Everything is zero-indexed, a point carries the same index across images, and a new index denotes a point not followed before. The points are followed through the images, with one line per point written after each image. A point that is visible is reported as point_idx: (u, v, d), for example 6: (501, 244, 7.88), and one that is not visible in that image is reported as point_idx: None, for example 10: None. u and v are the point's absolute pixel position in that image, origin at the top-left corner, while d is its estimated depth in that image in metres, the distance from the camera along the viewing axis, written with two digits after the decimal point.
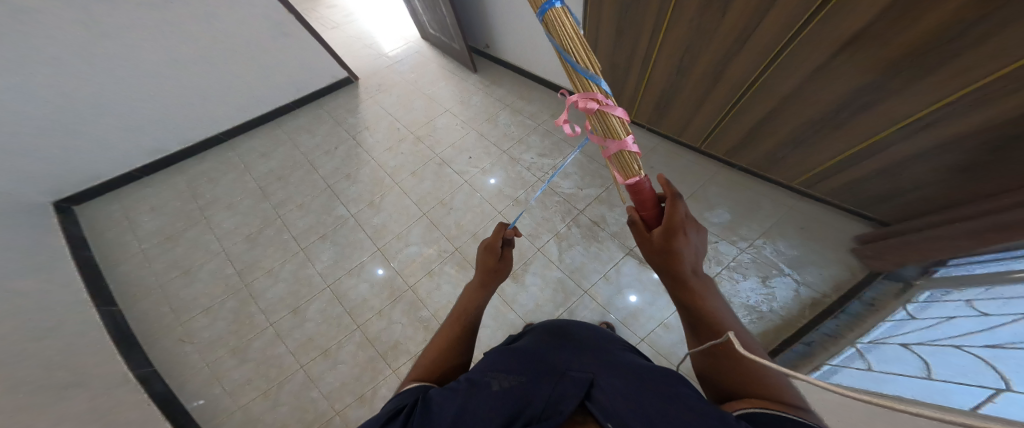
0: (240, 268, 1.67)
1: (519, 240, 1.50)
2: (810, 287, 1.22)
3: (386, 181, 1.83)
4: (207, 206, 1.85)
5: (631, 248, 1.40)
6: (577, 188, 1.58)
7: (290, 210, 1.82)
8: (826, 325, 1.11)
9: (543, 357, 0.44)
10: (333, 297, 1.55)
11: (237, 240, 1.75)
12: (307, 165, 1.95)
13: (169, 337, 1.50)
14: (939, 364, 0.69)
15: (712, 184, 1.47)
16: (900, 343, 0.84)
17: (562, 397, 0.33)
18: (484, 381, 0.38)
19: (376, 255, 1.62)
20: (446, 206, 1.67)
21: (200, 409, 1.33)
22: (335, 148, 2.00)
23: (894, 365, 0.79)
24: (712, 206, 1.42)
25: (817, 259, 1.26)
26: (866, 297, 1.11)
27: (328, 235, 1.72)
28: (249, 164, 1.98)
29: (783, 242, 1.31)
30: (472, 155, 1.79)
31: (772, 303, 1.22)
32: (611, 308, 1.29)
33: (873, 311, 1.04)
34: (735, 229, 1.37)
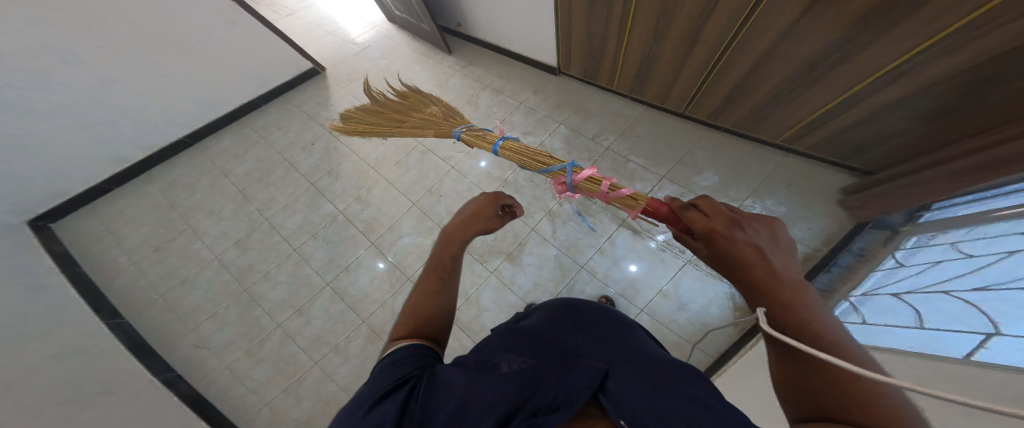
0: (236, 273, 1.67)
1: (513, 221, 1.50)
2: (801, 243, 1.26)
3: (370, 174, 1.78)
4: (191, 214, 1.80)
5: (624, 219, 1.40)
6: None
7: (276, 212, 1.78)
8: (820, 280, 1.15)
9: (563, 328, 0.46)
10: (334, 295, 1.56)
11: (227, 246, 1.73)
12: (285, 164, 1.88)
13: (182, 345, 1.52)
14: (932, 312, 0.73)
15: (700, 148, 1.45)
16: (892, 293, 0.87)
17: (574, 389, 0.33)
18: (494, 361, 0.39)
19: (371, 251, 1.62)
20: (435, 194, 1.65)
21: (228, 408, 1.39)
22: (311, 144, 1.92)
23: (890, 317, 0.83)
24: (701, 170, 1.41)
25: (806, 214, 1.28)
26: (856, 247, 1.12)
27: (318, 233, 1.70)
28: (226, 168, 1.90)
29: (772, 199, 1.32)
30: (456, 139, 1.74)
31: None
32: (608, 280, 1.32)
33: (862, 262, 1.05)
34: (725, 191, 1.37)
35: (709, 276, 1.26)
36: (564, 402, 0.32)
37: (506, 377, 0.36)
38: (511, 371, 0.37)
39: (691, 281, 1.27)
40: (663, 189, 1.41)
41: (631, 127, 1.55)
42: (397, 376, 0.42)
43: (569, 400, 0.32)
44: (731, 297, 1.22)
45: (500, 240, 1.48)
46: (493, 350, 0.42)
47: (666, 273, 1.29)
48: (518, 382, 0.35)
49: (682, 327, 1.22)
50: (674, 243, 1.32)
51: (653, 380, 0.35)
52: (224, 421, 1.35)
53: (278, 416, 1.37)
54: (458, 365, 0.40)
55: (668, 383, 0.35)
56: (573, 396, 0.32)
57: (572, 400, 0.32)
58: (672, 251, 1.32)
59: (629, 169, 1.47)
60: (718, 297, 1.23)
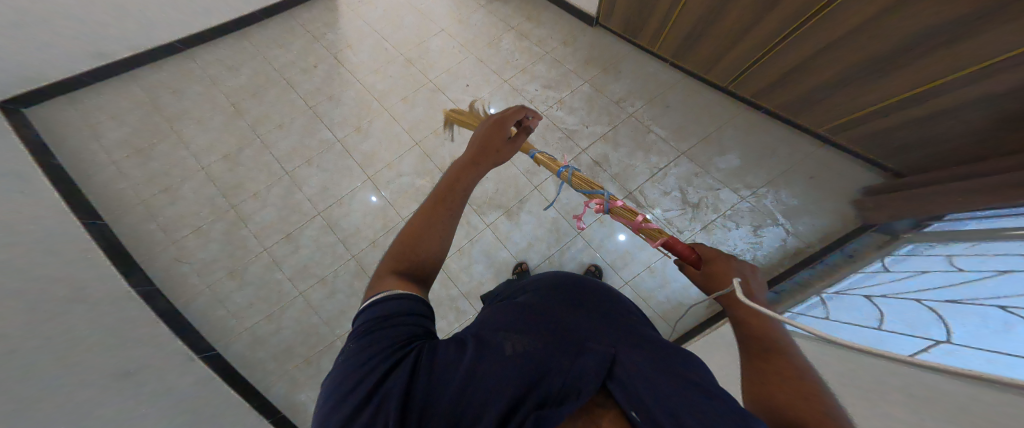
0: (224, 189, 1.62)
1: (517, 175, 1.46)
2: (798, 238, 1.28)
3: (373, 105, 1.68)
4: (177, 121, 1.69)
5: (631, 191, 1.37)
6: (582, 124, 1.47)
7: (269, 131, 1.69)
8: (801, 273, 1.19)
9: (560, 304, 0.44)
10: (325, 225, 1.54)
11: (215, 158, 1.66)
12: (282, 82, 1.76)
13: (163, 257, 1.51)
14: (891, 316, 0.78)
15: (729, 127, 1.41)
16: (863, 294, 0.94)
17: (581, 375, 0.32)
18: (495, 341, 0.38)
19: (366, 185, 1.57)
20: (440, 136, 1.59)
21: (206, 327, 1.42)
22: (314, 65, 1.78)
23: (850, 313, 0.90)
24: (723, 151, 1.39)
25: (813, 210, 1.29)
26: (848, 248, 1.17)
27: (314, 159, 1.64)
28: (220, 76, 1.77)
29: (787, 191, 1.32)
30: (470, 82, 1.64)
31: (756, 252, 1.28)
32: (601, 250, 1.34)
33: (850, 263, 1.11)
34: (741, 176, 1.35)
35: None
36: (573, 387, 0.31)
37: (507, 362, 0.34)
38: (515, 353, 0.35)
39: None
40: (677, 166, 1.38)
41: (662, 96, 1.48)
42: (388, 338, 0.36)
43: (576, 387, 0.31)
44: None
45: (500, 195, 1.45)
46: (495, 330, 0.41)
47: (661, 249, 1.30)
48: (519, 365, 0.34)
49: (659, 303, 1.26)
50: (675, 222, 1.32)
51: (661, 364, 0.34)
52: (202, 338, 1.38)
53: (258, 340, 1.41)
54: (459, 341, 0.38)
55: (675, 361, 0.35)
56: (580, 382, 0.32)
57: (581, 385, 0.31)
58: (671, 229, 1.32)
59: (648, 141, 1.42)
60: None
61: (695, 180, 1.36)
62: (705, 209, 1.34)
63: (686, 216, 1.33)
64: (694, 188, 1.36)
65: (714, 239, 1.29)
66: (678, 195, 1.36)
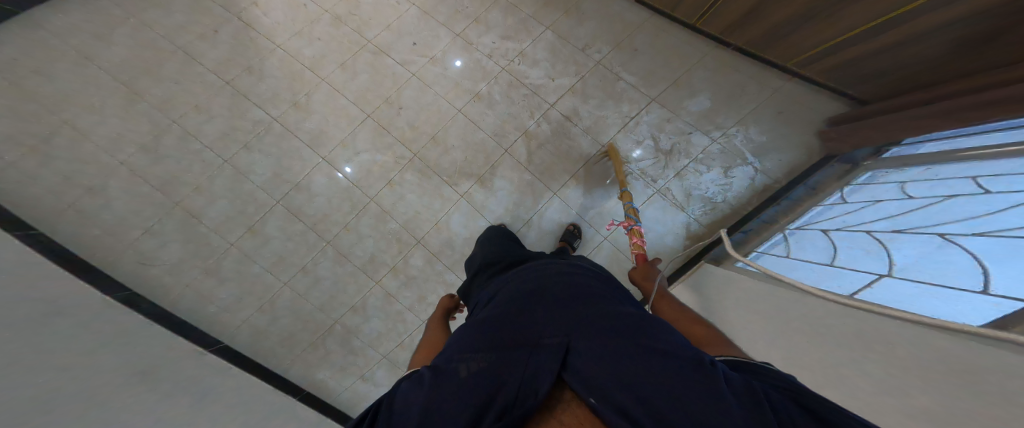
0: (159, 184, 1.44)
1: (483, 140, 1.39)
2: (766, 174, 1.29)
3: (305, 75, 1.47)
4: (62, 108, 1.38)
5: (603, 144, 1.35)
6: (549, 78, 1.39)
7: (186, 114, 1.46)
8: (768, 211, 1.24)
9: (514, 318, 0.55)
10: (289, 214, 1.45)
11: (133, 150, 1.43)
12: (179, 52, 1.47)
13: (125, 262, 1.39)
14: (843, 250, 0.90)
15: (700, 68, 1.34)
16: (820, 229, 1.04)
17: (536, 378, 0.42)
18: (453, 367, 0.45)
19: (323, 167, 1.45)
20: (393, 105, 1.44)
21: (203, 324, 1.41)
22: (213, 29, 1.48)
23: (809, 251, 1.00)
24: (694, 92, 1.33)
25: (781, 145, 1.29)
26: (812, 181, 1.21)
27: (252, 143, 1.46)
28: (99, 48, 1.42)
29: (755, 128, 1.31)
30: (417, 40, 1.45)
31: (726, 194, 1.30)
32: (579, 209, 1.37)
33: (812, 195, 1.17)
34: (713, 117, 1.32)
35: (672, 207, 1.32)
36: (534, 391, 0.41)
37: (473, 384, 0.41)
38: (471, 373, 0.43)
39: (654, 212, 1.32)
40: (649, 113, 1.34)
41: (629, 38, 1.38)
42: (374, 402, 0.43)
43: (533, 390, 0.41)
44: (686, 226, 1.31)
45: (470, 163, 1.40)
46: (458, 358, 0.48)
47: (636, 202, 1.32)
48: (484, 381, 0.41)
49: None
50: (648, 172, 1.32)
51: (597, 348, 0.44)
52: (204, 332, 1.38)
53: (259, 332, 1.44)
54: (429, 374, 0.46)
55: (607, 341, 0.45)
56: (536, 385, 0.41)
57: (541, 387, 0.41)
58: (644, 180, 1.32)
59: (618, 90, 1.36)
60: (676, 227, 1.31)
61: (667, 126, 1.33)
62: (676, 156, 1.33)
63: (659, 164, 1.33)
64: (666, 134, 1.33)
65: (687, 185, 1.31)
66: (650, 143, 1.33)
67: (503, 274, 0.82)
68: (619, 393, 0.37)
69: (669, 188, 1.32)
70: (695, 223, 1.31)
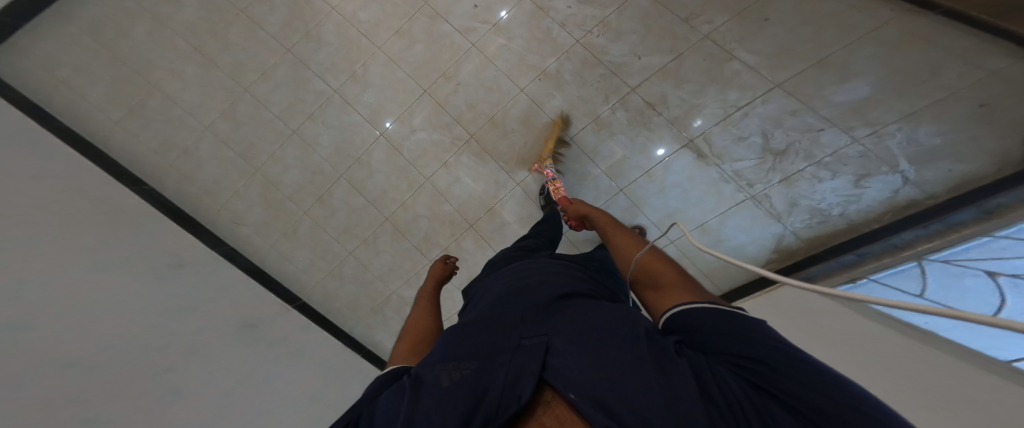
0: (239, 151, 1.53)
1: (548, 125, 1.29)
2: (918, 187, 1.02)
3: (362, 42, 1.40)
4: (151, 74, 1.46)
5: (690, 139, 1.21)
6: (634, 55, 1.20)
7: (255, 81, 1.48)
8: (905, 234, 0.98)
9: (495, 323, 0.51)
10: (352, 188, 1.49)
11: (214, 117, 1.50)
12: (240, 15, 1.44)
13: (219, 220, 1.54)
14: (1014, 304, 0.67)
15: (871, 42, 1.04)
16: (985, 271, 0.76)
17: (519, 380, 0.37)
18: (433, 376, 0.39)
19: (381, 143, 1.44)
20: (450, 80, 1.34)
21: (285, 281, 1.57)
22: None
23: (958, 297, 0.78)
24: (848, 77, 1.07)
25: (962, 151, 0.95)
26: (993, 203, 0.84)
27: (316, 115, 1.48)
28: (172, 10, 1.42)
29: (932, 124, 0.99)
30: (478, 2, 1.27)
31: (847, 207, 1.12)
32: (646, 208, 1.28)
33: (983, 220, 0.83)
34: (866, 112, 1.06)
35: (765, 216, 1.20)
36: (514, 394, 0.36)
37: (446, 387, 0.36)
38: (452, 380, 0.37)
39: (740, 220, 1.22)
40: (766, 103, 1.14)
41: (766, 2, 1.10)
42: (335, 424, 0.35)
43: (517, 393, 0.36)
44: (778, 238, 1.20)
45: (530, 149, 1.31)
46: (433, 362, 0.43)
47: (719, 207, 1.22)
48: (467, 387, 0.36)
49: (707, 261, 1.27)
50: (743, 175, 1.19)
51: (581, 343, 0.40)
52: (285, 289, 1.55)
53: (330, 293, 1.58)
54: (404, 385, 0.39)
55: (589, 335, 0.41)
56: (520, 387, 0.37)
57: (519, 388, 0.37)
58: (736, 183, 1.20)
59: (726, 73, 1.15)
60: (764, 237, 1.21)
61: (789, 120, 1.13)
62: (792, 157, 1.15)
63: (763, 166, 1.17)
64: (785, 130, 1.13)
65: (795, 192, 1.15)
66: (758, 140, 1.16)
67: (490, 284, 0.79)
68: (599, 385, 0.33)
69: (768, 196, 1.18)
70: (790, 236, 1.19)
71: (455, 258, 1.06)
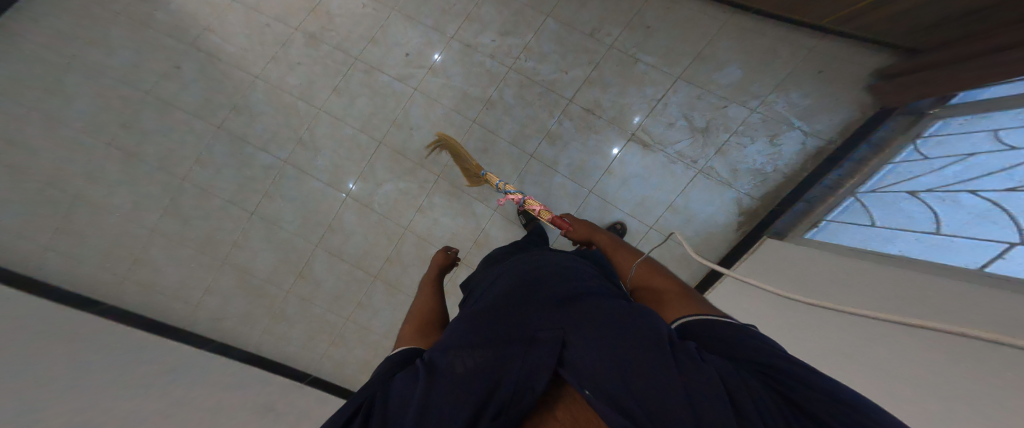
0: (197, 245, 1.47)
1: (505, 148, 1.35)
2: (817, 137, 1.20)
3: (298, 106, 1.49)
4: (97, 182, 1.43)
5: (633, 132, 1.28)
6: (560, 71, 1.30)
7: (189, 168, 1.48)
8: (832, 174, 1.15)
9: (512, 308, 0.49)
10: (330, 256, 1.45)
11: (155, 214, 1.46)
12: (158, 103, 1.49)
13: (200, 319, 1.46)
14: (953, 215, 0.82)
15: (722, 36, 1.22)
16: (906, 191, 0.97)
17: (534, 372, 0.37)
18: (446, 366, 0.39)
19: (349, 203, 1.41)
20: (402, 127, 1.40)
21: (287, 365, 1.47)
22: (173, 66, 1.49)
23: (901, 219, 0.93)
24: (722, 64, 1.23)
25: (829, 105, 1.19)
26: (875, 137, 1.11)
27: (270, 190, 1.47)
28: (118, 116, 1.46)
29: (799, 89, 1.20)
30: (410, 50, 1.40)
31: (777, 163, 1.23)
32: (618, 203, 1.31)
33: (877, 153, 1.09)
34: (748, 87, 1.22)
35: (720, 185, 1.26)
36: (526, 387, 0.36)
37: (458, 381, 0.36)
38: (464, 373, 0.37)
39: (700, 193, 1.27)
40: (676, 92, 1.25)
41: (640, 15, 1.26)
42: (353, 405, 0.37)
43: (530, 386, 0.36)
44: (738, 202, 1.26)
45: (495, 175, 1.36)
46: (444, 350, 0.43)
47: (679, 186, 1.27)
48: (478, 382, 0.36)
49: (690, 238, 1.29)
50: (687, 154, 1.26)
51: (603, 337, 0.39)
52: (292, 370, 1.46)
53: (339, 365, 1.50)
54: (417, 374, 0.40)
55: (613, 326, 0.41)
56: (534, 379, 0.37)
57: (534, 380, 0.37)
58: (683, 163, 1.27)
59: (635, 72, 1.25)
60: (726, 203, 1.26)
61: (700, 103, 1.24)
62: (715, 131, 1.25)
63: (697, 143, 1.26)
64: (700, 111, 1.25)
65: (732, 159, 1.24)
66: (684, 122, 1.26)
67: (500, 267, 0.78)
68: (618, 388, 0.32)
69: (713, 167, 1.26)
70: (746, 197, 1.25)
71: (456, 244, 1.05)
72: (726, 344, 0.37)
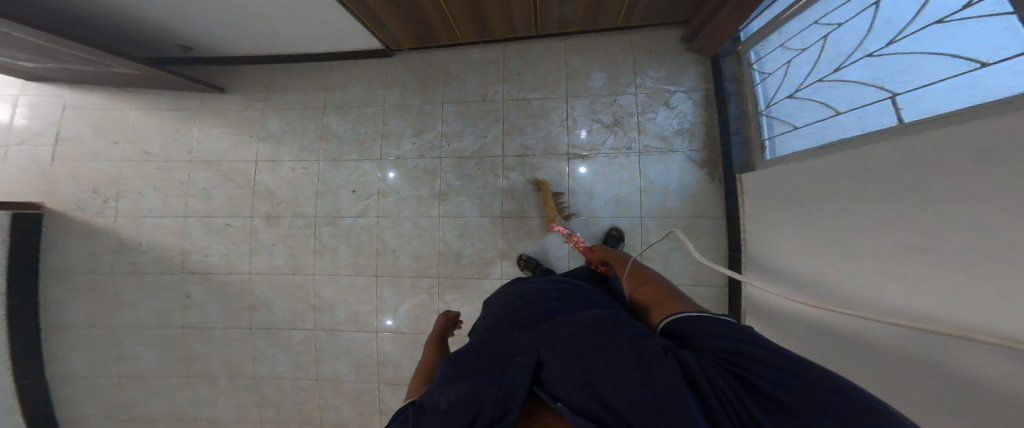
0: (294, 419, 1.63)
1: (478, 221, 1.44)
2: (696, 89, 1.33)
3: (293, 279, 1.62)
4: (200, 404, 1.72)
5: (568, 153, 1.37)
6: (481, 138, 1.44)
7: (251, 367, 1.68)
8: (730, 111, 1.27)
9: (496, 339, 0.57)
10: (394, 384, 1.52)
11: (250, 411, 1.68)
12: (200, 328, 1.72)
13: None
14: (838, 97, 0.93)
15: (572, 55, 1.40)
16: (785, 96, 1.10)
17: (513, 392, 0.45)
18: (436, 400, 0.46)
19: (383, 335, 1.53)
20: (387, 253, 1.52)
21: None
22: (187, 296, 1.73)
23: (805, 114, 1.02)
24: (588, 73, 1.39)
25: (678, 69, 1.34)
26: (727, 74, 1.29)
27: (318, 356, 1.60)
28: (184, 350, 1.74)
29: (650, 68, 1.36)
30: (354, 187, 1.55)
31: (687, 119, 1.33)
32: (597, 214, 1.35)
33: (740, 84, 1.26)
34: (617, 79, 1.37)
35: (664, 155, 1.32)
36: (508, 409, 0.44)
37: (447, 410, 0.44)
38: (449, 404, 0.44)
39: (656, 167, 1.32)
40: (574, 108, 1.38)
41: (507, 69, 1.45)
42: None
43: (509, 407, 0.44)
44: (688, 160, 1.31)
45: (485, 249, 1.43)
46: (434, 387, 0.50)
47: (635, 173, 1.33)
48: (464, 408, 0.43)
49: (678, 208, 1.31)
50: (619, 146, 1.34)
51: (573, 353, 0.47)
52: None
53: None
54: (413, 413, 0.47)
55: (580, 343, 0.49)
56: (512, 401, 0.44)
57: (513, 402, 0.44)
58: (622, 153, 1.34)
59: (535, 108, 1.41)
60: (680, 165, 1.32)
61: (595, 106, 1.37)
62: (625, 121, 1.35)
63: (619, 135, 1.35)
64: (603, 111, 1.36)
65: (653, 132, 1.33)
66: (598, 125, 1.37)
67: (491, 308, 0.84)
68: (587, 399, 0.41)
69: (646, 144, 1.33)
70: (691, 152, 1.31)
71: (455, 312, 1.04)
72: (685, 339, 0.47)
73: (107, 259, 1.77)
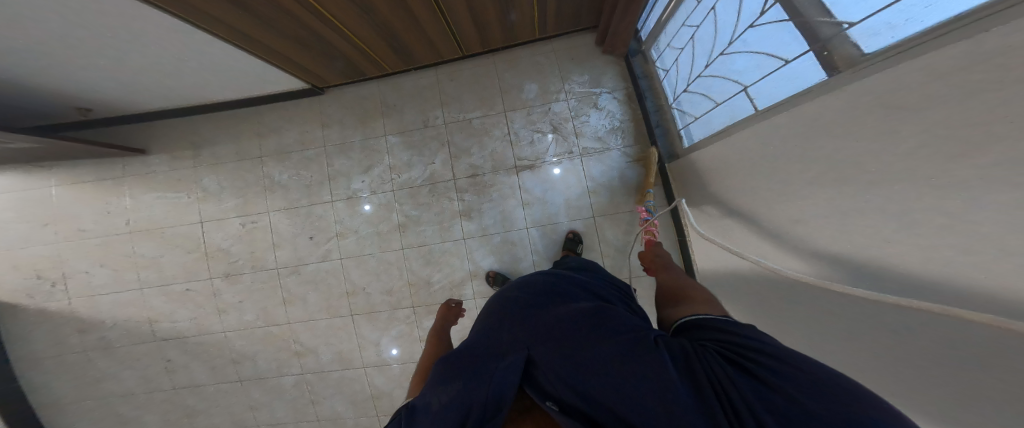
0: None
1: (441, 246, 1.44)
2: (618, 90, 1.37)
3: (271, 332, 1.61)
4: None
5: (516, 165, 1.38)
6: (428, 166, 1.43)
7: (247, 420, 1.67)
8: (648, 104, 1.33)
9: (490, 338, 0.56)
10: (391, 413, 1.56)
11: None
12: (186, 392, 1.70)
13: None
14: (714, 90, 1.00)
15: (502, 69, 1.40)
16: (683, 90, 1.17)
17: (504, 390, 0.45)
18: (430, 402, 0.48)
19: (372, 369, 1.55)
20: (357, 292, 1.52)
21: None
22: (168, 362, 1.69)
23: (700, 105, 1.09)
24: (520, 86, 1.39)
25: (598, 71, 1.37)
26: (637, 71, 1.36)
27: (313, 400, 1.62)
28: (175, 416, 1.72)
29: (575, 73, 1.38)
30: (310, 233, 1.52)
31: (616, 118, 1.36)
32: (552, 222, 1.38)
33: (651, 80, 1.33)
34: (548, 88, 1.38)
35: (602, 155, 1.36)
36: (499, 407, 0.44)
37: (441, 412, 0.45)
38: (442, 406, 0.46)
39: (598, 167, 1.36)
40: (513, 121, 1.39)
41: (440, 91, 1.43)
42: None
43: (499, 405, 0.44)
44: (625, 156, 1.35)
45: (452, 273, 1.44)
46: (428, 389, 0.51)
47: (581, 177, 1.36)
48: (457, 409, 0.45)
49: (626, 203, 1.35)
50: (561, 152, 1.37)
51: (560, 346, 0.47)
52: None
53: None
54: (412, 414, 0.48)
55: (570, 336, 0.48)
56: (503, 399, 0.45)
57: (504, 401, 0.45)
58: (565, 159, 1.37)
59: (476, 126, 1.41)
60: (619, 162, 1.35)
61: (531, 116, 1.38)
62: (561, 127, 1.37)
63: (559, 140, 1.37)
64: (539, 120, 1.38)
65: (590, 133, 1.36)
66: (538, 135, 1.38)
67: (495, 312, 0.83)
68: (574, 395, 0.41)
69: (586, 147, 1.36)
70: (625, 149, 1.35)
71: (456, 300, 1.10)
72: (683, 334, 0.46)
73: (73, 341, 1.70)
